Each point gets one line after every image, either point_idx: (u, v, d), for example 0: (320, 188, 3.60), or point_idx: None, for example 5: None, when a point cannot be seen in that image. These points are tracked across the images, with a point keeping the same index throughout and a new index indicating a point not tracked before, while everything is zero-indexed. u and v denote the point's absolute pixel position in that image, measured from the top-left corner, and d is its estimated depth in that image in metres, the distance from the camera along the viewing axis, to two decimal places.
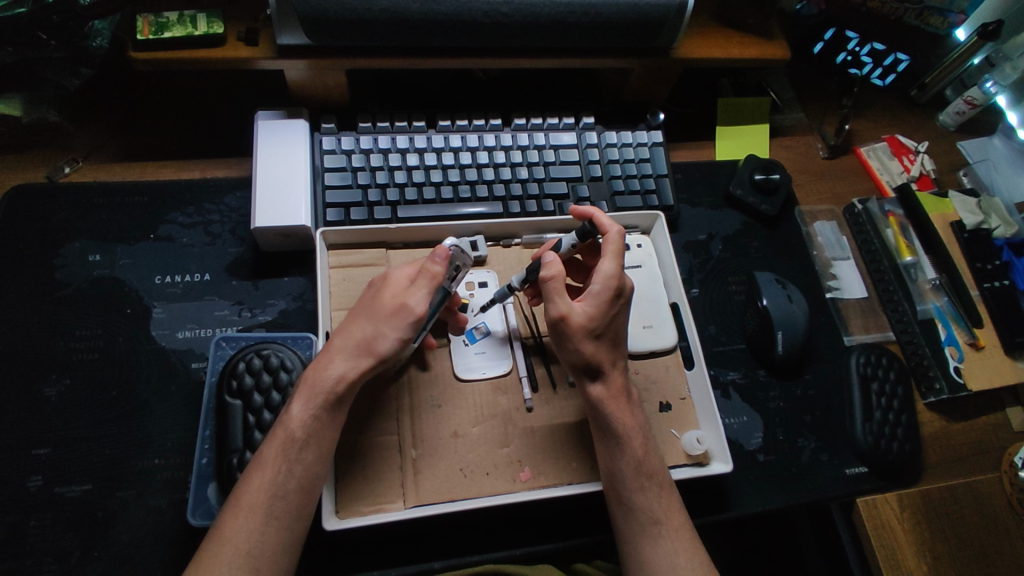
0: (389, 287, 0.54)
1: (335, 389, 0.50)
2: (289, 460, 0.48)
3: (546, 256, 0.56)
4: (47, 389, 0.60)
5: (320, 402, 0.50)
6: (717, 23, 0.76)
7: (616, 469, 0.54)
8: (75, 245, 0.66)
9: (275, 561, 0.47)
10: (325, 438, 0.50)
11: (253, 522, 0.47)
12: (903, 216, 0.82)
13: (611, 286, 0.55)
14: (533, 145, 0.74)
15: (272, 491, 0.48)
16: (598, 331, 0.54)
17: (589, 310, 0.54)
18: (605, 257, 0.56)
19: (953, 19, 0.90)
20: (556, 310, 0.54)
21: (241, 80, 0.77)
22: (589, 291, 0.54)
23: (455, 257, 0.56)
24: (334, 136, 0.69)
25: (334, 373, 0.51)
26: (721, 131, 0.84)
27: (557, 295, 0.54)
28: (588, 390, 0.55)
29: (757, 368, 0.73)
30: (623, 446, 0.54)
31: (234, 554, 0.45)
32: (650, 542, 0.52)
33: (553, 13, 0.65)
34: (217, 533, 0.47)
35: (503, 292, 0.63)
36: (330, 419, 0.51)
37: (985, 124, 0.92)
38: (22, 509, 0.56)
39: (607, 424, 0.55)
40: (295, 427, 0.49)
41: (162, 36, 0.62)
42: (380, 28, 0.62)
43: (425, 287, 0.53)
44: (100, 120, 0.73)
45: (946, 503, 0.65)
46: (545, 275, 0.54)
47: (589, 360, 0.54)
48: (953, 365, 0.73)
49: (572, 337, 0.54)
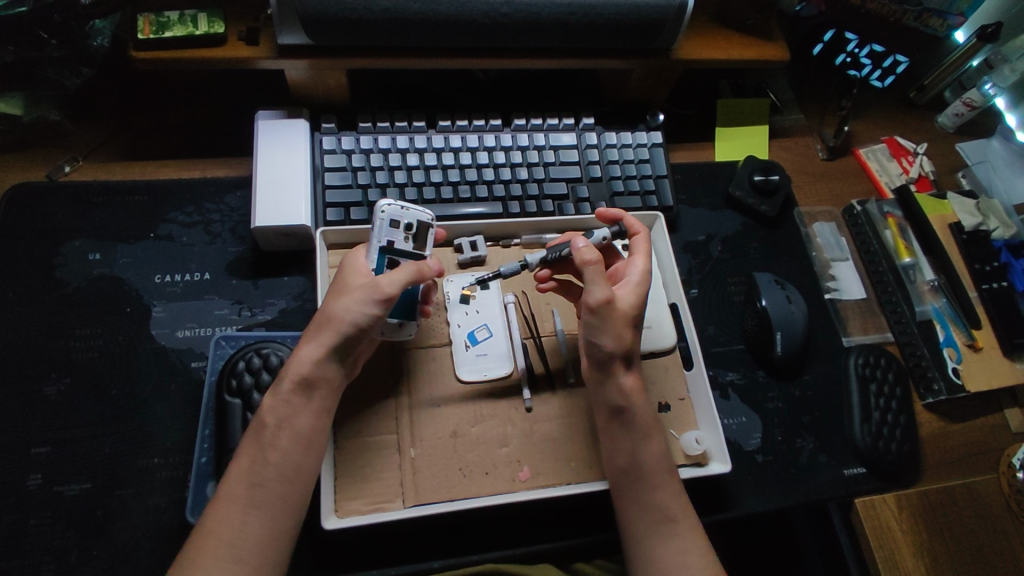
0: (357, 269, 0.56)
1: (302, 371, 0.51)
2: (263, 448, 0.49)
3: (580, 243, 0.58)
4: (47, 388, 0.60)
5: (286, 387, 0.51)
6: (717, 24, 0.77)
7: (638, 463, 0.55)
8: (75, 244, 0.66)
9: (261, 553, 0.47)
10: (299, 424, 0.50)
11: (235, 513, 0.47)
12: (902, 216, 0.82)
13: (646, 280, 0.59)
14: (533, 145, 0.74)
15: (250, 480, 0.48)
16: (636, 319, 0.57)
17: (631, 297, 0.57)
18: (636, 255, 0.60)
19: (952, 21, 0.91)
20: (599, 294, 0.54)
21: (243, 80, 0.78)
22: (629, 281, 0.58)
23: (401, 215, 0.59)
24: (334, 135, 0.69)
25: (300, 355, 0.52)
26: (720, 133, 0.85)
27: (601, 280, 0.55)
28: (621, 379, 0.56)
29: (756, 369, 0.73)
30: (646, 441, 0.56)
31: (217, 544, 0.46)
32: (662, 540, 0.53)
33: (555, 14, 0.65)
34: (201, 526, 0.48)
35: (512, 270, 0.64)
36: (301, 403, 0.51)
37: (983, 125, 0.92)
38: (21, 507, 0.56)
39: (630, 416, 0.56)
40: (265, 414, 0.51)
41: (164, 35, 0.62)
42: (382, 28, 0.62)
43: (403, 272, 0.53)
44: (101, 120, 0.73)
45: (944, 504, 0.65)
46: (587, 259, 0.56)
47: (626, 347, 0.55)
48: (952, 366, 0.74)
49: (614, 322, 0.55)
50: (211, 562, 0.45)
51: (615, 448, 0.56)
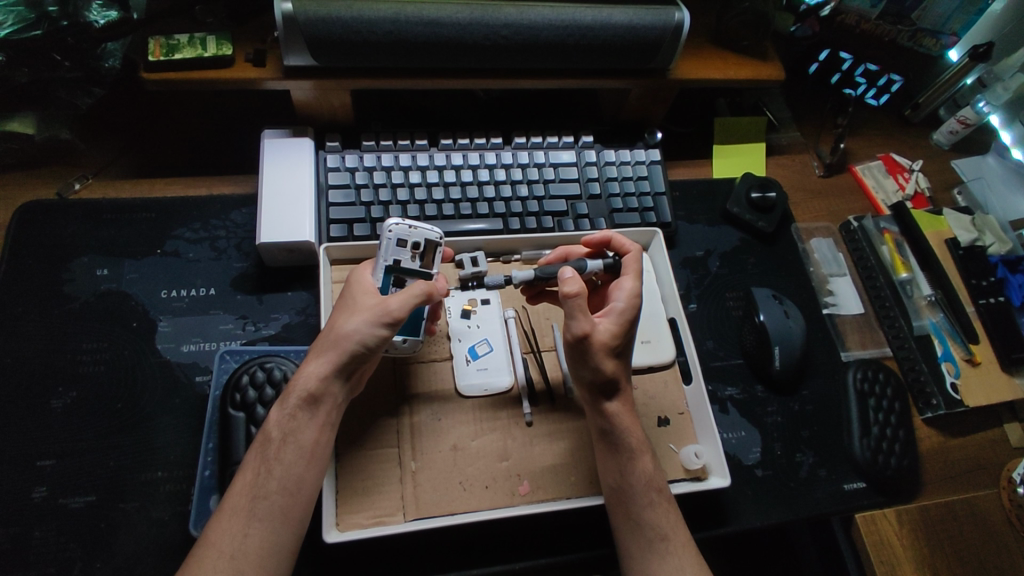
0: (366, 287, 0.56)
1: (308, 388, 0.52)
2: (268, 461, 0.50)
3: (568, 270, 0.55)
4: (54, 402, 0.61)
5: (293, 402, 0.52)
6: (712, 45, 0.78)
7: (625, 483, 0.55)
8: (84, 260, 0.68)
9: (261, 565, 0.47)
10: (303, 439, 0.51)
11: (237, 524, 0.48)
12: (899, 232, 0.83)
13: (634, 303, 0.58)
14: (534, 163, 0.75)
15: (253, 492, 0.49)
16: (618, 348, 0.57)
17: (611, 327, 0.56)
18: (627, 276, 0.60)
19: (945, 41, 0.93)
20: (581, 328, 0.54)
21: (250, 100, 0.80)
22: (614, 308, 0.57)
23: (408, 235, 0.58)
24: (338, 153, 0.71)
25: (307, 372, 0.52)
26: (718, 150, 0.86)
27: (581, 313, 0.54)
28: (607, 404, 0.57)
29: (754, 384, 0.73)
30: (632, 460, 0.56)
31: (218, 556, 0.47)
32: (657, 557, 0.53)
33: (553, 36, 0.67)
34: (204, 538, 0.48)
35: (495, 282, 0.67)
36: (308, 418, 0.52)
37: (979, 143, 0.93)
38: (27, 519, 0.56)
39: (617, 437, 0.56)
40: (271, 429, 0.52)
41: (173, 57, 0.64)
42: (387, 50, 0.64)
43: (413, 292, 0.54)
44: (111, 139, 0.75)
45: (944, 520, 0.65)
46: (568, 292, 0.54)
47: (608, 377, 0.56)
48: (951, 381, 0.74)
49: (594, 356, 0.55)
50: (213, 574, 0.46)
51: (608, 467, 0.56)
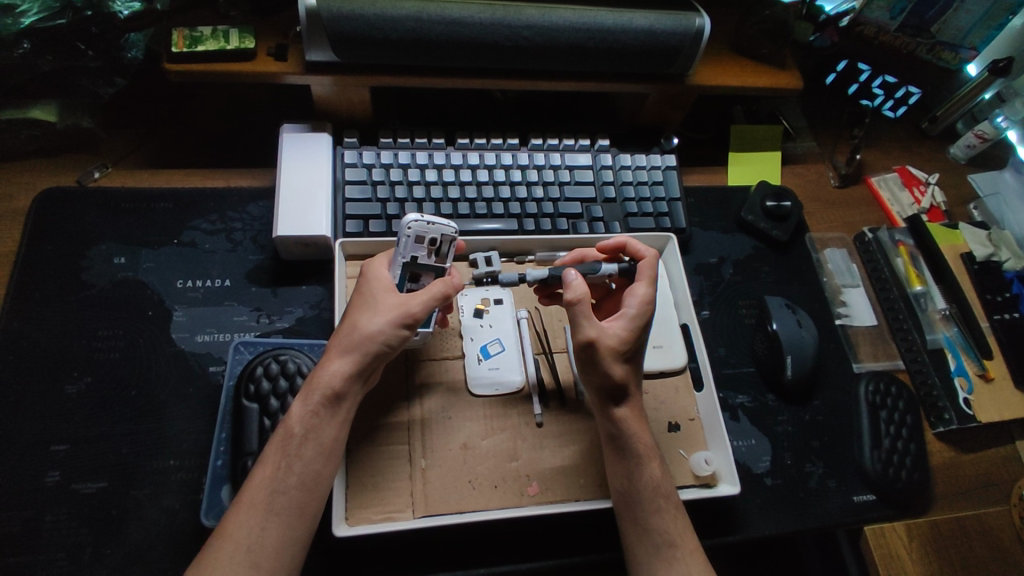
0: (384, 284, 0.56)
1: (334, 385, 0.52)
2: (288, 456, 0.50)
3: (569, 274, 0.56)
4: (69, 387, 0.61)
5: (317, 399, 0.51)
6: (731, 52, 0.78)
7: (634, 487, 0.55)
8: (102, 247, 0.68)
9: (276, 558, 0.47)
10: (323, 436, 0.51)
11: (255, 517, 0.48)
12: (914, 245, 0.83)
13: (645, 309, 0.58)
14: (549, 165, 0.75)
15: (273, 486, 0.49)
16: (627, 353, 0.56)
17: (620, 333, 0.56)
18: (640, 282, 0.60)
19: (965, 55, 0.93)
20: (586, 333, 0.54)
21: (270, 95, 0.80)
22: (625, 313, 0.57)
23: (425, 232, 0.57)
24: (356, 150, 0.71)
25: (331, 370, 0.52)
26: (734, 157, 0.86)
27: (584, 319, 0.55)
28: (617, 409, 0.57)
29: (766, 392, 0.73)
30: (641, 466, 0.56)
31: (236, 548, 0.46)
32: (664, 564, 0.53)
33: (574, 39, 0.67)
34: (220, 530, 0.48)
35: (509, 280, 0.67)
36: (330, 415, 0.52)
37: (996, 158, 0.93)
38: (39, 503, 0.57)
39: (624, 442, 0.56)
40: (294, 425, 0.51)
41: (196, 49, 0.64)
42: (407, 49, 0.64)
43: (433, 294, 0.55)
44: (132, 129, 0.75)
45: (955, 535, 0.65)
46: (571, 298, 0.54)
47: (618, 381, 0.56)
48: (963, 396, 0.74)
49: (602, 359, 0.55)
50: (231, 566, 0.46)
51: (615, 473, 0.56)
